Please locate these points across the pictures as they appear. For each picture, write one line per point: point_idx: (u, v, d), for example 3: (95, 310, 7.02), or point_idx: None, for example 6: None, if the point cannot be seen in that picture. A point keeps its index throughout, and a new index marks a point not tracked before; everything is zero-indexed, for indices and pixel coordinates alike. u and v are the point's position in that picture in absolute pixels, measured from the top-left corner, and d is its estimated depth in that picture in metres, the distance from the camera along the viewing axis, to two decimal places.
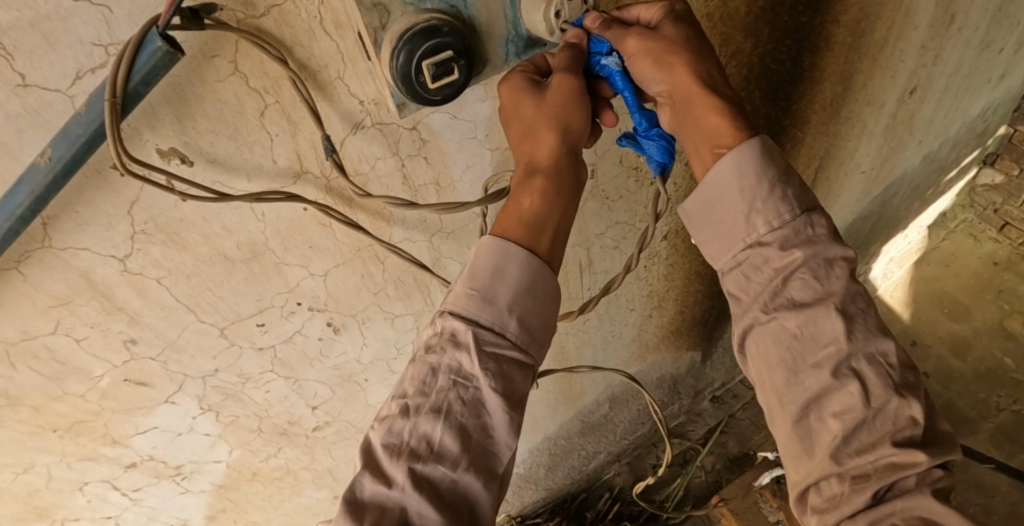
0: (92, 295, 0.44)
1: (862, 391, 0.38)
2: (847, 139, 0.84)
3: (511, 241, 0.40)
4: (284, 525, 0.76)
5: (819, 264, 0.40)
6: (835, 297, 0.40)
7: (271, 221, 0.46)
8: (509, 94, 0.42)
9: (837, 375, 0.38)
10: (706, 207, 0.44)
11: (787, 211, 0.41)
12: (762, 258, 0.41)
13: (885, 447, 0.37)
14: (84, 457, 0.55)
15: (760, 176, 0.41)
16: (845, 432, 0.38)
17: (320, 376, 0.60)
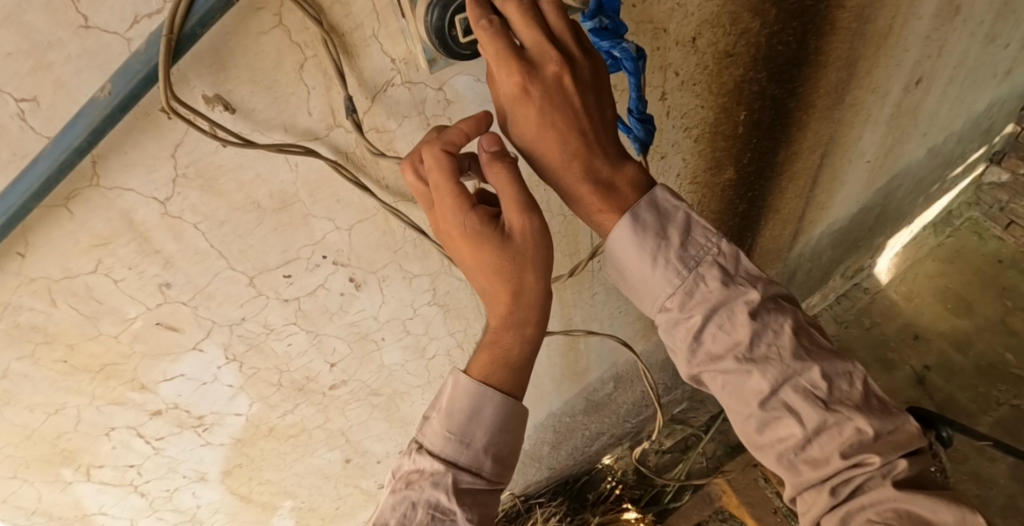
0: (132, 236, 0.46)
1: (794, 419, 0.45)
2: (851, 126, 0.87)
3: (490, 385, 0.48)
4: (296, 485, 0.78)
5: (722, 314, 0.46)
6: (743, 345, 0.45)
7: (302, 172, 0.48)
8: (465, 239, 0.41)
9: (766, 409, 0.46)
10: (619, 271, 0.48)
11: (677, 274, 0.46)
12: (674, 318, 0.47)
13: (837, 461, 0.44)
14: (112, 401, 0.57)
15: (648, 244, 0.46)
16: (794, 450, 0.46)
17: (338, 331, 0.63)
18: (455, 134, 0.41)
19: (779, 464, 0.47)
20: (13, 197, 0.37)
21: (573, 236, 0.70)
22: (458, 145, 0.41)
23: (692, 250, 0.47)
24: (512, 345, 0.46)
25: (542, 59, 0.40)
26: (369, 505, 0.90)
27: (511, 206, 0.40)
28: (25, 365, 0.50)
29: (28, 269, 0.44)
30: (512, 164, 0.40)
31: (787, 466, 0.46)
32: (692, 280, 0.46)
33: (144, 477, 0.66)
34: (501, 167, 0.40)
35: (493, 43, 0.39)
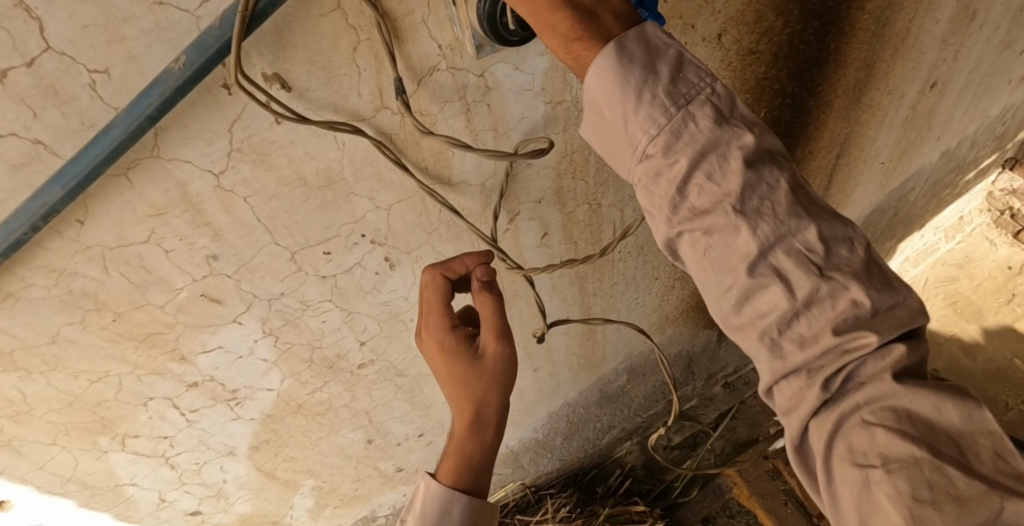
0: (186, 207, 0.48)
1: (781, 287, 0.39)
2: (868, 127, 0.89)
3: (455, 487, 0.53)
4: (319, 463, 0.80)
5: (717, 153, 0.38)
6: (733, 197, 0.38)
7: (349, 151, 0.50)
8: (446, 351, 0.52)
9: (754, 275, 0.39)
10: (598, 120, 0.41)
11: (664, 113, 0.38)
12: (654, 171, 0.40)
13: (829, 338, 0.38)
14: (153, 371, 0.59)
15: (635, 84, 0.38)
16: (780, 328, 0.39)
17: (370, 310, 0.65)
18: (457, 265, 0.54)
19: (759, 345, 0.41)
20: (85, 162, 0.39)
21: (597, 225, 0.73)
22: (459, 273, 0.54)
23: (681, 88, 0.39)
24: (474, 456, 0.54)
25: None
26: (386, 487, 0.92)
27: (487, 329, 0.51)
28: (74, 331, 0.52)
29: (86, 236, 0.46)
30: (494, 294, 0.51)
31: (769, 345, 0.40)
32: (679, 121, 0.38)
33: (176, 449, 0.68)
34: (486, 295, 0.51)
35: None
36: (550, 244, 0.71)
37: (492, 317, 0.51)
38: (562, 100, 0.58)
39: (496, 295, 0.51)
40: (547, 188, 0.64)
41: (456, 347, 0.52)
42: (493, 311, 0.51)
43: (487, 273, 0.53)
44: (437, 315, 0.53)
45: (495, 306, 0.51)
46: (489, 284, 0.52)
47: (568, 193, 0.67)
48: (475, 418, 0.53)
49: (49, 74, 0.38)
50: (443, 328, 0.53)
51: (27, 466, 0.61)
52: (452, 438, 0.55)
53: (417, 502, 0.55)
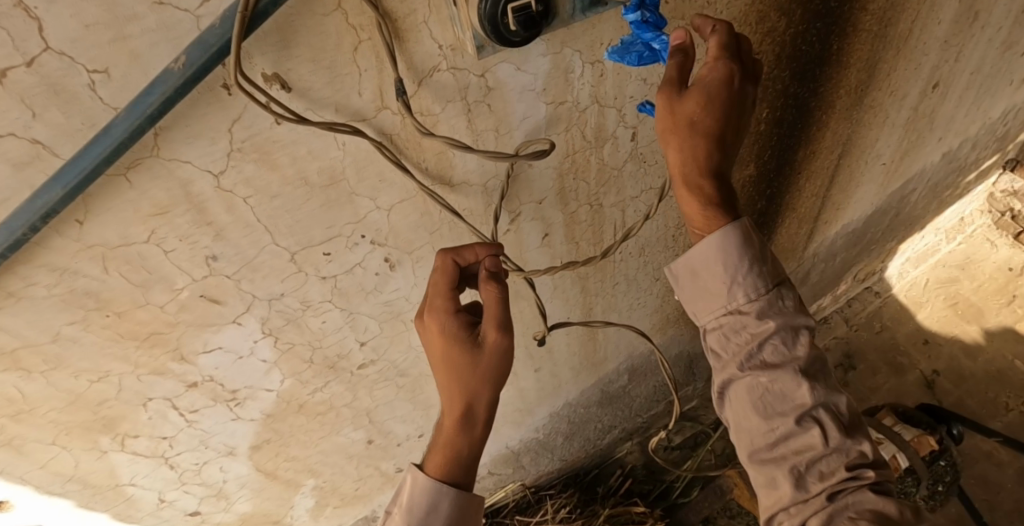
0: (187, 207, 0.48)
1: (821, 434, 0.52)
2: (869, 128, 0.89)
3: (444, 482, 0.54)
4: (320, 463, 0.80)
5: (787, 332, 0.53)
6: (799, 361, 0.53)
7: (350, 151, 0.50)
8: (446, 339, 0.52)
9: (796, 410, 0.52)
10: (693, 276, 0.56)
11: (762, 286, 0.54)
12: (741, 323, 0.54)
13: (842, 472, 0.51)
14: (153, 371, 0.59)
15: (742, 257, 0.53)
16: (806, 463, 0.52)
17: (372, 310, 0.65)
18: (466, 253, 0.54)
19: (785, 472, 0.52)
20: (87, 161, 0.39)
21: (599, 225, 0.72)
22: (467, 262, 0.54)
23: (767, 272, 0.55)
24: (463, 449, 0.54)
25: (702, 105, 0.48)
26: (386, 488, 0.92)
27: (489, 319, 0.51)
28: (75, 330, 0.52)
29: (87, 235, 0.46)
30: (499, 284, 0.51)
31: (795, 477, 0.52)
32: (772, 296, 0.54)
33: (176, 449, 0.68)
34: (492, 286, 0.51)
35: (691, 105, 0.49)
36: (552, 245, 0.71)
37: (495, 307, 0.51)
38: (564, 101, 0.58)
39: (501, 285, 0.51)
40: (549, 188, 0.64)
41: (455, 336, 0.52)
42: (496, 301, 0.51)
43: (494, 265, 0.53)
44: (442, 299, 0.53)
45: (499, 297, 0.51)
46: (494, 275, 0.52)
47: (570, 194, 0.67)
48: (467, 409, 0.53)
49: (52, 73, 0.38)
50: (444, 316, 0.53)
51: (27, 465, 0.61)
52: (442, 429, 0.56)
53: (405, 493, 0.56)
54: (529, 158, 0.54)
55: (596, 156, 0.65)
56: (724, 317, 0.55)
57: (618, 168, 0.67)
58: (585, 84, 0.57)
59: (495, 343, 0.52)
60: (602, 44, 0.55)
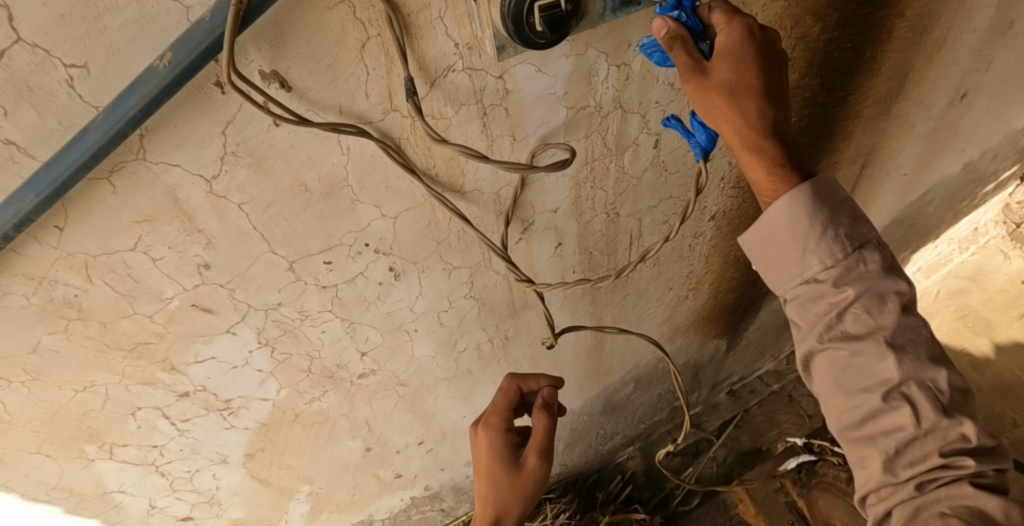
0: (175, 214, 0.44)
1: (912, 413, 0.46)
2: (892, 138, 0.85)
3: None
4: (316, 472, 0.77)
5: (870, 300, 0.47)
6: (886, 329, 0.47)
7: (354, 156, 0.46)
8: (492, 455, 0.65)
9: (887, 399, 0.47)
10: (762, 247, 0.49)
11: (840, 251, 0.47)
12: (816, 293, 0.48)
13: (935, 459, 0.46)
14: (142, 381, 0.56)
15: (814, 220, 0.46)
16: (896, 446, 0.47)
17: (373, 320, 0.61)
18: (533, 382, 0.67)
19: (875, 456, 0.48)
20: (62, 167, 0.35)
21: (614, 235, 0.69)
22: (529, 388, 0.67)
23: (853, 234, 0.47)
24: None
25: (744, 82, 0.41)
26: (384, 494, 0.89)
27: (531, 444, 0.63)
28: (57, 341, 0.49)
29: (67, 243, 0.42)
30: (549, 417, 0.63)
31: (884, 462, 0.47)
32: (852, 261, 0.47)
33: (166, 458, 0.65)
34: (542, 416, 0.63)
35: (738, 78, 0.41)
36: (564, 254, 0.68)
37: (540, 434, 0.63)
38: (585, 105, 0.54)
39: (548, 417, 0.63)
40: (564, 197, 0.61)
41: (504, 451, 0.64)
42: (541, 431, 0.63)
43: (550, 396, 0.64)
44: (498, 417, 0.66)
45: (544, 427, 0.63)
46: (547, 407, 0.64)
47: (585, 202, 0.63)
48: (495, 520, 0.65)
49: (21, 68, 0.34)
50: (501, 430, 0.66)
51: (10, 474, 0.59)
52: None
53: None
54: (548, 170, 0.50)
55: (615, 163, 0.61)
56: (801, 287, 0.48)
57: (637, 177, 0.64)
58: (609, 89, 0.53)
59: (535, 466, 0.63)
60: (628, 46, 0.50)
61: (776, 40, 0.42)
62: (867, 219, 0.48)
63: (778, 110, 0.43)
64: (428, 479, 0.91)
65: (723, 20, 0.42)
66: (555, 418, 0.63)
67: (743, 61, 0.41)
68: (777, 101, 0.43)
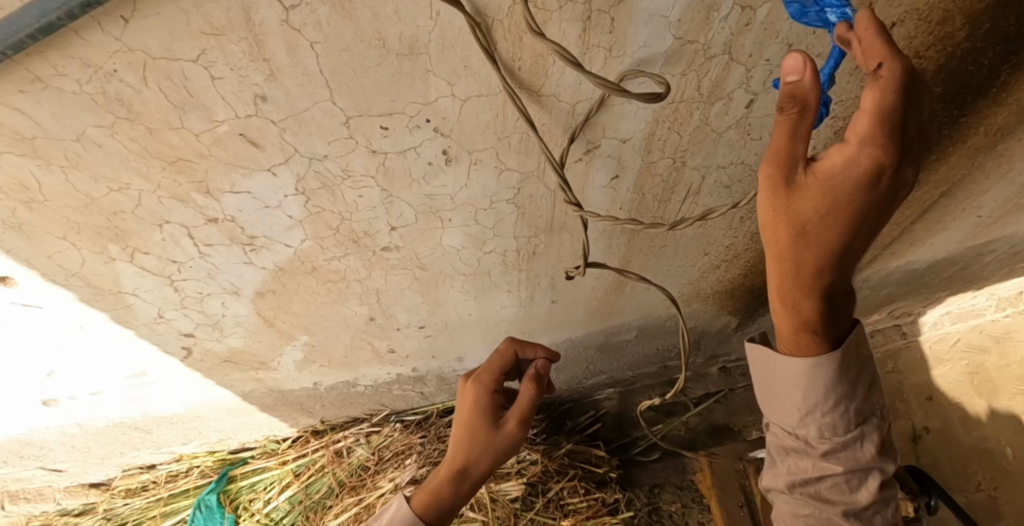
0: (245, 35, 0.41)
1: (834, 452, 0.57)
2: (988, 176, 0.78)
3: (419, 518, 0.74)
4: (319, 327, 0.80)
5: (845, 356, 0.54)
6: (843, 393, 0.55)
7: (442, 25, 0.43)
8: (478, 407, 0.74)
9: (818, 437, 0.57)
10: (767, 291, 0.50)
11: (814, 321, 0.49)
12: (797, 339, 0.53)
13: (831, 486, 0.58)
14: (175, 196, 0.56)
15: (814, 301, 0.47)
16: (813, 471, 0.58)
17: (412, 198, 0.61)
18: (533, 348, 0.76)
19: (790, 467, 0.60)
20: None
21: (672, 185, 0.67)
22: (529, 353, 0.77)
23: (841, 306, 0.49)
24: (444, 499, 0.74)
25: (830, 197, 0.38)
26: (374, 363, 0.93)
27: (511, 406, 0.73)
28: (101, 134, 0.49)
29: (128, 38, 0.40)
30: (536, 386, 0.72)
31: (795, 477, 0.59)
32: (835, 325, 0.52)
33: (182, 275, 0.67)
34: (531, 386, 0.72)
35: (837, 186, 0.37)
36: (618, 188, 0.66)
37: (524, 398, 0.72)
38: (694, 40, 0.49)
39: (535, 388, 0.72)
40: (638, 130, 0.58)
41: (481, 411, 0.74)
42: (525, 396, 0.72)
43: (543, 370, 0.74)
44: (491, 376, 0.76)
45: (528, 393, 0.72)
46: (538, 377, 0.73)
47: (656, 141, 0.60)
48: (463, 468, 0.73)
49: None
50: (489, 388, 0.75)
51: (34, 251, 0.61)
52: (439, 477, 0.75)
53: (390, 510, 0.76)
54: (637, 99, 0.47)
55: (701, 111, 0.57)
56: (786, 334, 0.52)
57: (718, 132, 0.60)
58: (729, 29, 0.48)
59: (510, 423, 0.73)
60: None
61: (908, 186, 0.37)
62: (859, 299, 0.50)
63: (854, 240, 0.40)
64: (418, 362, 0.95)
65: (858, 139, 0.35)
66: (540, 390, 0.72)
67: (840, 200, 0.38)
68: (863, 229, 0.40)
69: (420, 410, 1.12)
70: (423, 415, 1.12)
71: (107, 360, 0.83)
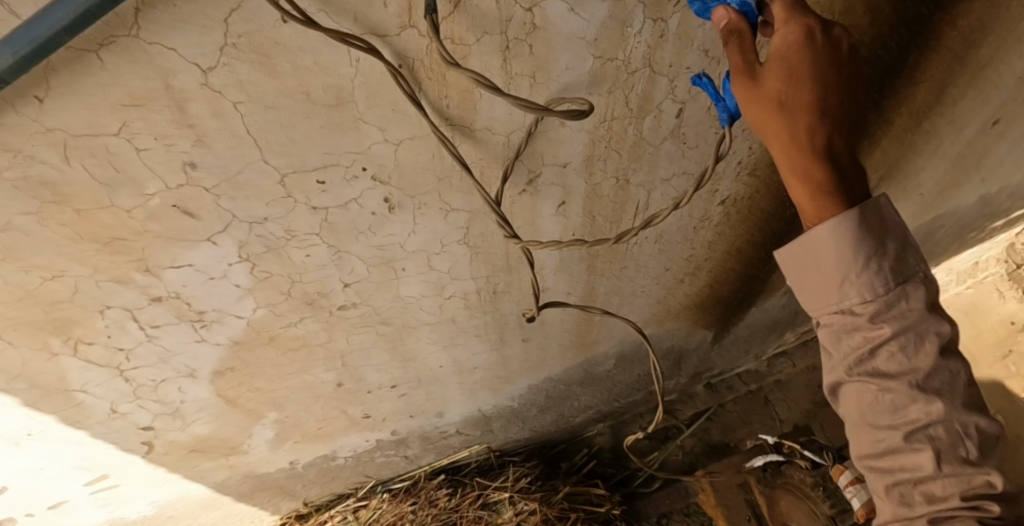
0: (167, 103, 0.41)
1: (947, 456, 0.44)
2: (919, 154, 0.76)
3: None
4: (284, 397, 0.77)
5: (910, 339, 0.44)
6: (920, 371, 0.44)
7: (364, 71, 0.43)
8: None
9: (920, 435, 0.44)
10: (800, 268, 0.46)
11: (882, 287, 0.43)
12: (899, 391, 0.44)
13: (956, 501, 0.44)
14: (114, 278, 0.54)
15: (858, 252, 0.42)
16: (958, 488, 0.44)
17: (362, 252, 0.59)
18: None
19: (944, 473, 0.44)
20: (44, 26, 0.31)
21: (621, 203, 0.67)
22: None
23: (898, 268, 0.44)
24: None
25: None
26: (350, 431, 0.89)
27: (791, 119, 0.38)
28: (29, 222, 0.46)
29: (47, 117, 0.39)
30: None
31: (940, 488, 0.44)
32: (910, 338, 0.44)
33: (132, 363, 0.64)
34: None
35: None
36: (568, 214, 0.66)
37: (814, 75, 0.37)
38: (614, 58, 0.50)
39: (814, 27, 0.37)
40: (578, 152, 0.58)
41: None
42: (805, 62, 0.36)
43: None
44: None
45: (819, 58, 0.37)
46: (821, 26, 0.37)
47: (598, 163, 0.61)
48: None
49: None
50: None
51: None
52: None
53: None
54: (564, 118, 0.45)
55: (634, 126, 0.58)
56: (834, 317, 0.46)
57: (656, 145, 0.61)
58: (645, 43, 0.49)
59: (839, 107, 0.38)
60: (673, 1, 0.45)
61: (874, 261, 0.43)
62: (917, 249, 0.44)
63: (886, 411, 0.45)
64: (396, 424, 0.91)
65: None
66: None
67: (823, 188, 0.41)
68: (843, 155, 0.40)
69: (408, 475, 1.08)
70: (411, 481, 1.08)
71: (56, 468, 0.76)
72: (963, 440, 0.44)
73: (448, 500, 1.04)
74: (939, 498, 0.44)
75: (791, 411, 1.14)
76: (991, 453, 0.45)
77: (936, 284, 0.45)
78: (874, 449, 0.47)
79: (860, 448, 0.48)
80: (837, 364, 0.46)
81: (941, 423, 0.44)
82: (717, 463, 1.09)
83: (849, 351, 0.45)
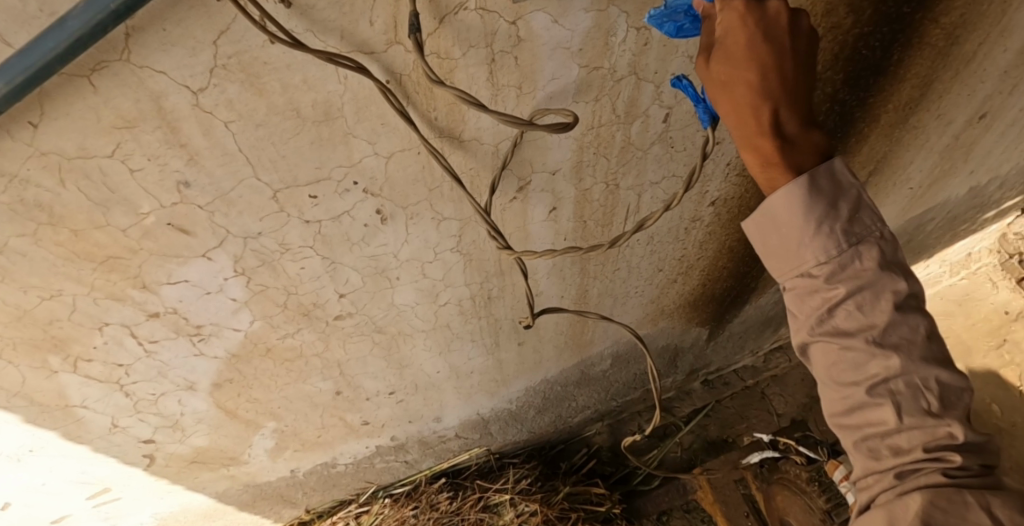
0: (158, 123, 0.41)
1: (909, 409, 0.45)
2: (905, 149, 0.77)
3: None
4: (282, 407, 0.77)
5: (866, 296, 0.45)
6: (877, 329, 0.45)
7: (352, 86, 0.43)
8: None
9: (881, 389, 0.45)
10: (762, 235, 0.47)
11: (836, 247, 0.44)
12: (860, 351, 0.45)
13: (920, 453, 0.45)
14: (110, 295, 0.54)
15: (812, 216, 0.43)
16: (919, 439, 0.45)
17: (355, 262, 0.60)
18: None
19: (906, 426, 0.45)
20: (33, 57, 0.31)
21: (611, 207, 0.68)
22: None
23: (853, 229, 0.44)
24: None
25: None
26: (349, 438, 0.89)
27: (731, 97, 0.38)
28: (24, 244, 0.47)
29: (41, 141, 0.40)
30: None
31: (904, 440, 0.46)
32: (866, 295, 0.45)
33: (131, 378, 0.64)
34: None
35: None
36: (558, 219, 0.67)
37: (751, 50, 0.37)
38: (599, 66, 0.51)
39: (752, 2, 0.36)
40: (566, 159, 0.59)
41: None
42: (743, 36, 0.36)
43: None
44: None
45: (756, 34, 0.36)
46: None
47: (586, 168, 0.61)
48: None
49: None
50: None
51: None
52: None
53: None
54: (549, 131, 0.45)
55: (622, 131, 0.59)
56: (796, 280, 0.46)
57: (643, 149, 0.62)
58: (628, 51, 0.50)
59: (790, 79, 0.38)
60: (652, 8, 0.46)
61: (826, 225, 0.43)
62: (870, 208, 0.45)
63: (850, 369, 0.46)
64: (395, 430, 0.92)
65: None
66: None
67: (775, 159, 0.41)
68: (795, 125, 0.40)
69: (409, 480, 1.08)
70: (412, 485, 1.08)
71: (58, 483, 0.77)
72: (924, 393, 0.45)
73: (449, 503, 1.05)
74: (904, 451, 0.46)
75: (787, 406, 1.15)
76: (954, 406, 0.46)
77: (893, 243, 0.46)
78: (842, 407, 0.48)
79: (830, 407, 0.49)
80: (802, 326, 0.47)
81: (900, 377, 0.45)
82: (715, 460, 1.10)
83: (811, 312, 0.46)
